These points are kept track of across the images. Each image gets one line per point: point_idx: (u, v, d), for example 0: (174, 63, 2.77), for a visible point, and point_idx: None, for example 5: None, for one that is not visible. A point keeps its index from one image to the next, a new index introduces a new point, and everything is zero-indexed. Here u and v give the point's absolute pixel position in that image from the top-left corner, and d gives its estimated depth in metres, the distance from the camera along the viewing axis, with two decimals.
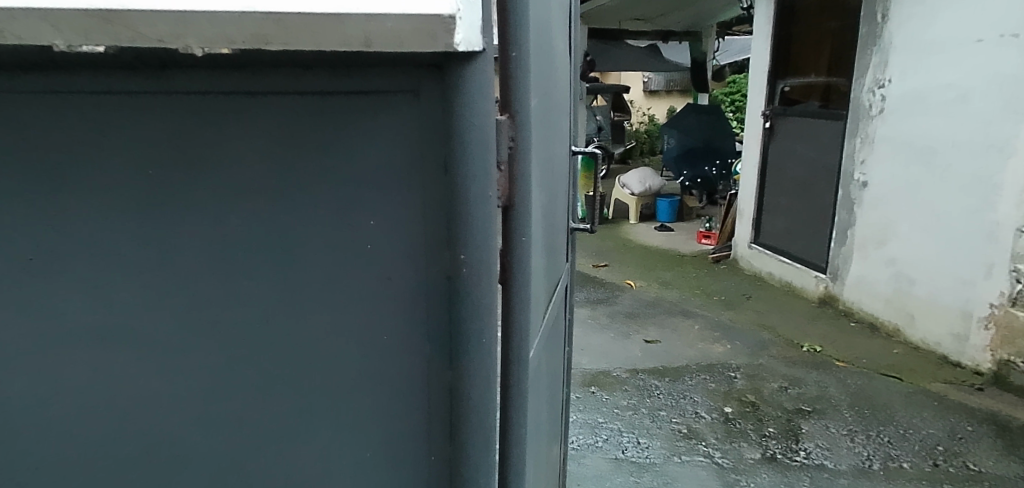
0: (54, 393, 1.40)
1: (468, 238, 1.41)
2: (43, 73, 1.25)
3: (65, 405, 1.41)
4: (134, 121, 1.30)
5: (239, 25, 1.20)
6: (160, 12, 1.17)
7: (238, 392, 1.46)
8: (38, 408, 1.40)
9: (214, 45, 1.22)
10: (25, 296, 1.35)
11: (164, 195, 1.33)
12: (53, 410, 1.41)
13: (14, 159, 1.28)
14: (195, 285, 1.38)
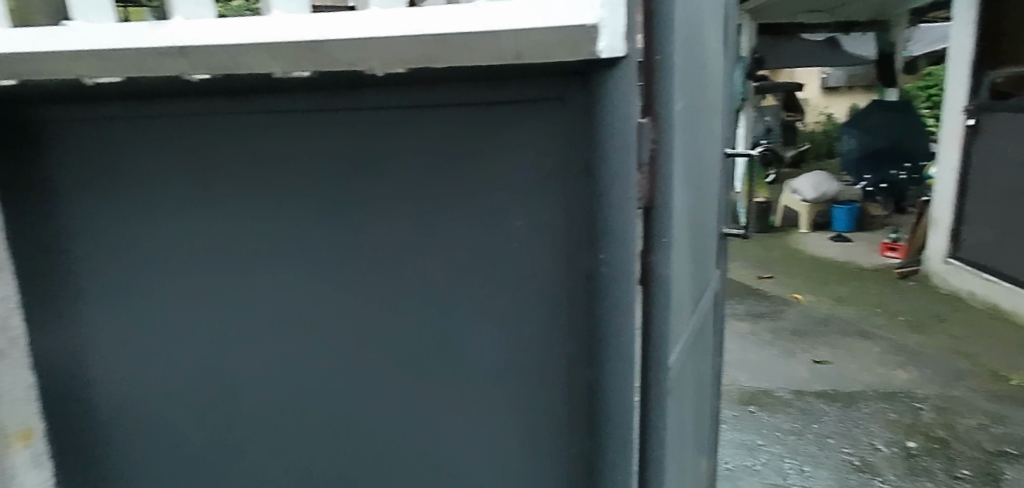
0: (203, 391, 1.50)
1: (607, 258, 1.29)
2: (190, 99, 1.32)
3: (205, 404, 1.51)
4: (273, 138, 1.34)
5: (411, 45, 1.16)
6: (351, 40, 1.17)
7: (385, 399, 1.47)
8: (184, 405, 1.51)
9: (393, 66, 1.19)
10: (178, 299, 1.44)
11: (321, 207, 1.37)
12: (197, 408, 1.51)
13: (168, 175, 1.38)
14: (348, 293, 1.41)
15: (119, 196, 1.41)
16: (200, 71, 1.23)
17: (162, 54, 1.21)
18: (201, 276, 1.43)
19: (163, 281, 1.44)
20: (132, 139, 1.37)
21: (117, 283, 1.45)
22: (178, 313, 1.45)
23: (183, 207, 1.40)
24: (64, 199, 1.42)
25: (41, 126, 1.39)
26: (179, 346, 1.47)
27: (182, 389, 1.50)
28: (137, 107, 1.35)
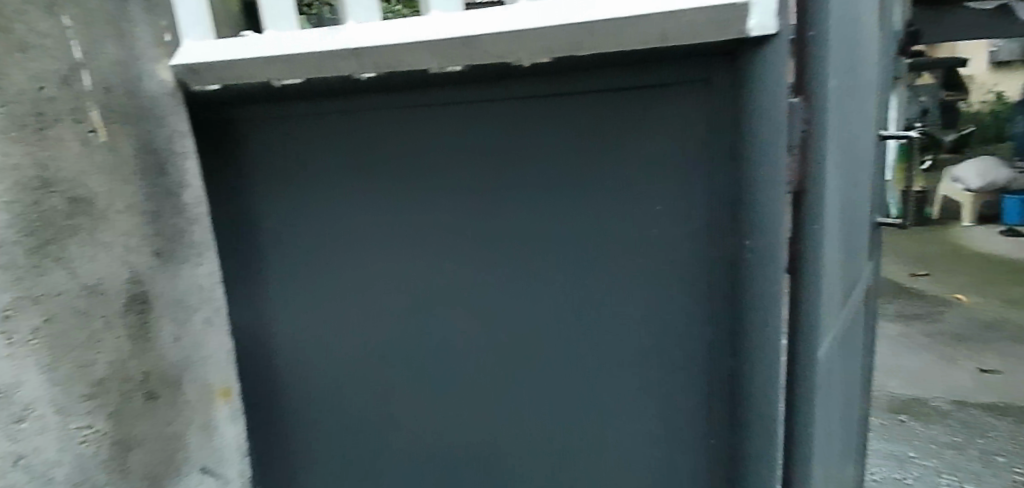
0: (352, 374, 1.57)
1: (755, 251, 1.23)
2: (339, 97, 1.39)
3: (352, 386, 1.58)
4: (417, 132, 1.38)
5: (558, 35, 1.18)
6: (503, 34, 1.20)
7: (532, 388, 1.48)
8: (332, 387, 1.59)
9: (539, 56, 1.23)
10: (330, 286, 1.53)
11: (473, 197, 1.39)
12: (346, 390, 1.59)
13: (319, 170, 1.45)
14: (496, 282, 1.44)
15: (285, 193, 1.49)
16: (368, 70, 1.29)
17: (336, 56, 1.27)
18: (358, 265, 1.50)
19: (325, 271, 1.52)
20: (297, 139, 1.44)
21: (275, 271, 1.55)
22: (339, 300, 1.53)
23: (342, 201, 1.46)
24: (237, 199, 1.52)
25: (217, 129, 1.48)
26: (337, 331, 1.55)
27: (341, 374, 1.58)
28: (300, 107, 1.42)
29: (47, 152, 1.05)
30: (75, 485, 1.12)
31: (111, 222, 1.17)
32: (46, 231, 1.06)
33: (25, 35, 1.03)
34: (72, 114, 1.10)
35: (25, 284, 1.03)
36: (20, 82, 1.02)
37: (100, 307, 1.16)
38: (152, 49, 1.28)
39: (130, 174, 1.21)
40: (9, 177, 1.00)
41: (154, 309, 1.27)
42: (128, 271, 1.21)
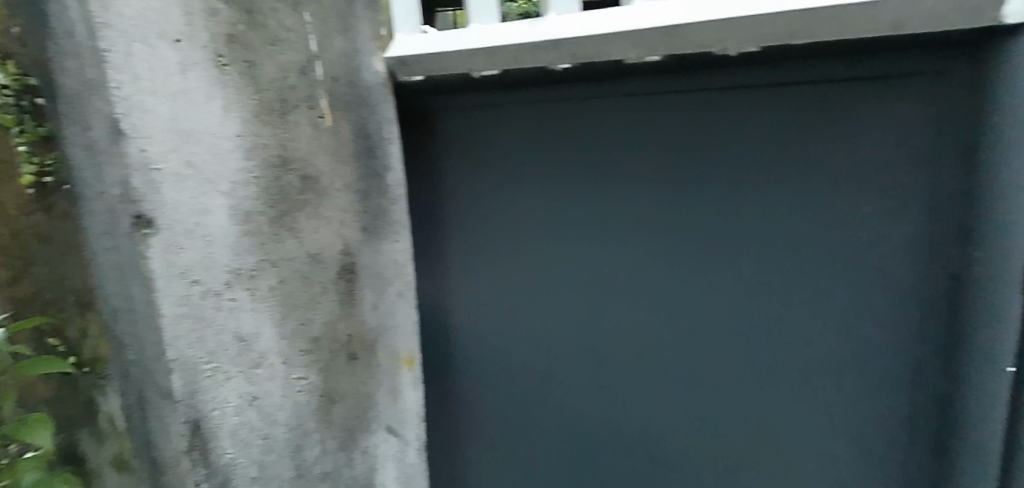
0: (520, 358, 1.62)
1: (989, 241, 1.21)
2: (534, 87, 1.45)
3: (519, 370, 1.63)
4: (612, 121, 1.42)
5: (778, 23, 1.18)
6: (711, 22, 1.19)
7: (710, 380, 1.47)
8: (500, 370, 1.65)
9: (746, 44, 1.23)
10: (506, 272, 1.58)
11: (662, 185, 1.42)
12: (513, 374, 1.64)
13: (507, 158, 1.52)
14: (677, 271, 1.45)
15: (474, 178, 1.56)
16: (565, 60, 1.33)
17: (538, 47, 1.31)
18: (539, 252, 1.54)
19: (507, 255, 1.57)
20: (488, 128, 1.52)
21: (453, 254, 1.62)
22: (517, 286, 1.58)
23: (529, 187, 1.52)
24: (429, 182, 1.60)
25: (411, 116, 1.56)
26: (515, 315, 1.60)
27: (513, 356, 1.62)
28: (494, 95, 1.48)
29: (288, 135, 1.19)
30: (292, 429, 1.27)
31: (333, 198, 1.31)
32: (283, 206, 1.20)
33: (276, 29, 1.16)
34: (308, 101, 1.22)
35: (267, 249, 1.18)
36: (271, 71, 1.15)
37: (321, 274, 1.30)
38: (371, 41, 1.36)
39: (348, 155, 1.33)
40: (260, 155, 1.14)
41: (360, 280, 1.40)
42: (342, 243, 1.34)
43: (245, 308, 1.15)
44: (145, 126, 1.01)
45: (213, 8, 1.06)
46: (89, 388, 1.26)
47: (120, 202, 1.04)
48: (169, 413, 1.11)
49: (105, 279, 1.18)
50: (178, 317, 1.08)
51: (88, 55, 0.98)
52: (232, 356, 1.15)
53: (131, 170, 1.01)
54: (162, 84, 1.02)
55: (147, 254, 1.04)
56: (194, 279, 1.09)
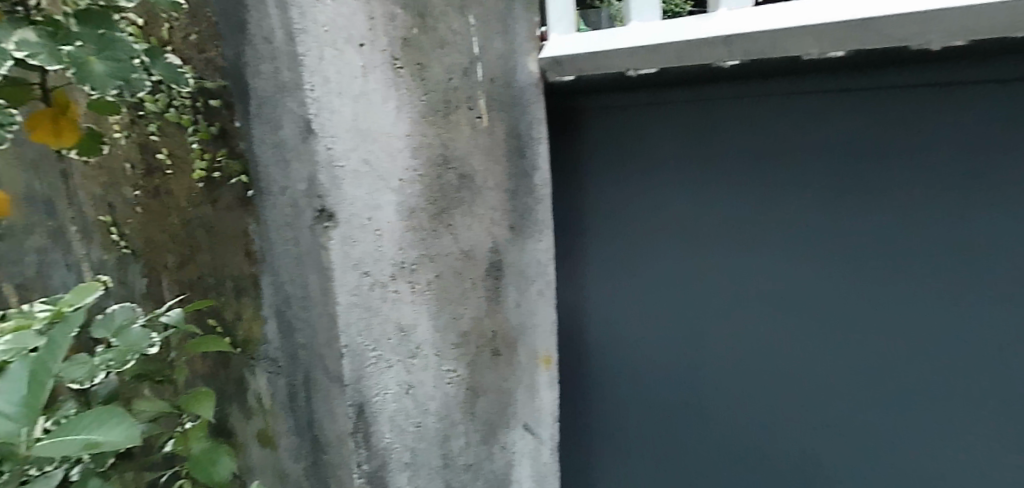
0: (662, 363, 1.58)
1: None
2: (693, 86, 1.40)
3: (660, 376, 1.59)
4: (775, 121, 1.37)
5: (992, 14, 1.09)
6: (914, 14, 1.12)
7: (873, 397, 1.39)
8: (639, 374, 1.62)
9: (952, 38, 1.14)
10: (651, 275, 1.55)
11: (835, 191, 1.34)
12: (653, 379, 1.60)
13: (659, 159, 1.49)
14: (850, 281, 1.36)
15: (625, 180, 1.54)
16: (736, 57, 1.28)
17: (706, 44, 1.28)
18: (695, 256, 1.49)
19: (660, 258, 1.53)
20: (639, 128, 1.49)
21: (596, 255, 1.61)
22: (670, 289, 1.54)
23: (686, 189, 1.47)
24: (575, 183, 1.60)
25: (564, 116, 1.57)
26: (663, 320, 1.56)
27: (661, 362, 1.58)
28: (649, 95, 1.46)
29: (449, 134, 1.24)
30: (442, 419, 1.32)
31: (486, 197, 1.34)
32: (442, 203, 1.25)
33: (446, 32, 1.21)
34: (468, 102, 1.27)
35: (427, 245, 1.23)
36: (439, 73, 1.21)
37: (471, 270, 1.34)
38: (527, 43, 1.39)
39: (501, 155, 1.36)
40: (425, 154, 1.20)
41: (505, 277, 1.42)
42: (492, 241, 1.37)
43: (406, 300, 1.21)
44: (332, 125, 1.06)
45: (392, 13, 1.12)
46: (240, 366, 1.46)
47: (304, 196, 1.11)
48: (338, 395, 1.16)
49: (281, 267, 1.28)
50: (350, 305, 1.12)
51: (286, 57, 1.05)
52: (393, 345, 1.20)
53: (319, 166, 1.07)
54: (348, 84, 1.08)
55: (328, 244, 1.09)
56: (365, 270, 1.14)
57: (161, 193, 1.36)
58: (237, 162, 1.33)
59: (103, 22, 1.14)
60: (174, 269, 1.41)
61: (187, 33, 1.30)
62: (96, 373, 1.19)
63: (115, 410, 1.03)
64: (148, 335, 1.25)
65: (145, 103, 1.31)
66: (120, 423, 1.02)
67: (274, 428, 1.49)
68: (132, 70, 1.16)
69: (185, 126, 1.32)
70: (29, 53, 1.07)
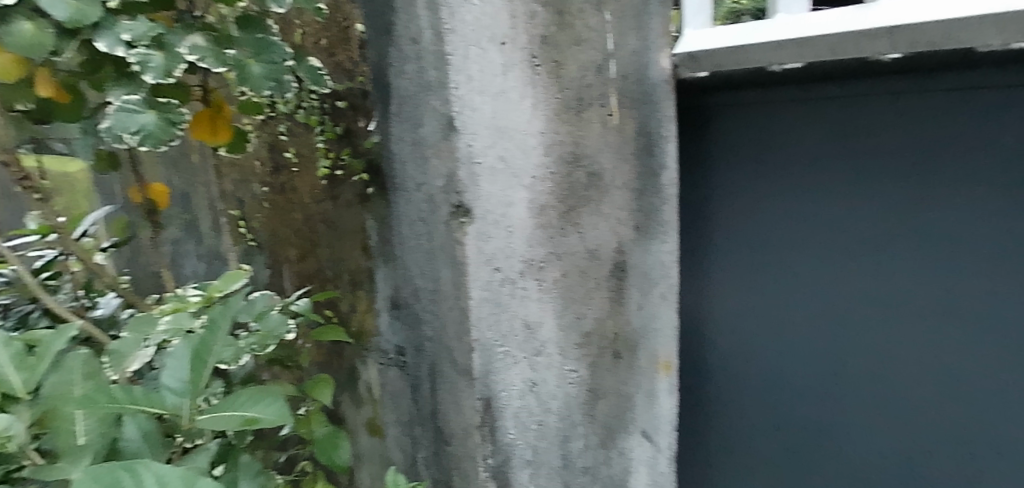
0: (792, 374, 1.51)
1: None
2: (844, 80, 1.33)
3: (789, 387, 1.52)
4: (938, 118, 1.26)
5: None
6: None
7: None
8: (766, 385, 1.55)
9: None
10: (784, 281, 1.47)
11: (1010, 193, 1.22)
12: (781, 390, 1.53)
13: (799, 158, 1.41)
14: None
15: (759, 181, 1.47)
16: (899, 50, 1.19)
17: (866, 36, 1.20)
18: (836, 263, 1.41)
19: (796, 264, 1.45)
20: (778, 125, 1.42)
21: (723, 259, 1.55)
22: (806, 297, 1.45)
23: (829, 191, 1.39)
24: (703, 184, 1.55)
25: (694, 115, 1.52)
26: (797, 329, 1.48)
27: (791, 373, 1.51)
28: (793, 90, 1.39)
29: (581, 132, 1.24)
30: (563, 419, 1.32)
31: (613, 196, 1.32)
32: (570, 201, 1.26)
33: (582, 29, 1.21)
34: (600, 99, 1.26)
35: (554, 243, 1.25)
36: (574, 70, 1.22)
37: (595, 270, 1.32)
38: (661, 38, 1.34)
39: (629, 152, 1.33)
40: (557, 152, 1.22)
41: (628, 279, 1.37)
42: (616, 240, 1.34)
43: (533, 297, 1.24)
44: (472, 122, 1.14)
45: (532, 11, 1.16)
46: (352, 357, 1.56)
47: (442, 191, 1.20)
48: (466, 389, 1.25)
49: (411, 261, 1.31)
50: (482, 300, 1.20)
51: (432, 57, 1.14)
52: (519, 342, 1.24)
53: (460, 162, 1.16)
54: (489, 82, 1.14)
55: (464, 239, 1.18)
56: (496, 266, 1.21)
57: (286, 190, 1.52)
58: (358, 162, 1.43)
59: (259, 28, 1.25)
60: (295, 262, 1.56)
61: (318, 39, 1.41)
62: (242, 354, 1.26)
63: (269, 392, 1.13)
64: (286, 322, 1.33)
65: (277, 105, 1.44)
66: (274, 401, 1.11)
67: (381, 419, 1.55)
68: (284, 73, 1.26)
69: (313, 127, 1.46)
70: (199, 56, 1.19)
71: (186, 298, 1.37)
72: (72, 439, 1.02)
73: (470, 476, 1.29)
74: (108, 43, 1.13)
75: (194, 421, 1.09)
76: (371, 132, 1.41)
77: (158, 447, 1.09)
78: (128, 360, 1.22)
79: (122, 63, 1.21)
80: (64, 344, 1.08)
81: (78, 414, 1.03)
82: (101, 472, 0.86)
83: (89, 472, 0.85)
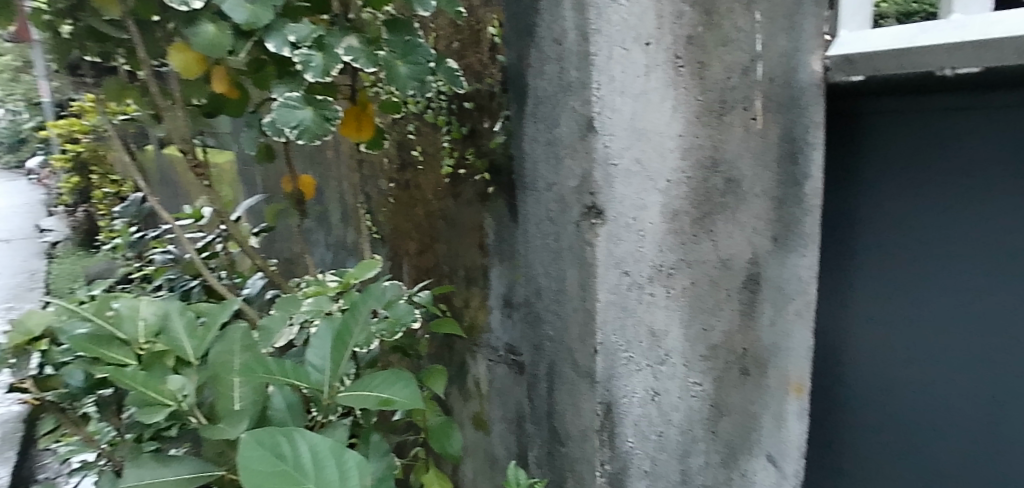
0: (942, 409, 1.37)
1: None
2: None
3: (939, 424, 1.38)
4: None
5: None
6: None
7: None
8: (913, 420, 1.42)
9: None
10: (938, 306, 1.35)
11: None
12: (926, 426, 1.40)
13: (967, 173, 1.29)
14: None
15: (923, 188, 1.34)
16: None
17: None
18: (1000, 287, 1.28)
19: (954, 288, 1.33)
20: (942, 137, 1.30)
21: (866, 279, 1.44)
22: (980, 313, 1.30)
23: (999, 210, 1.26)
24: (852, 199, 1.44)
25: (844, 121, 1.42)
26: (951, 358, 1.35)
27: (942, 407, 1.37)
28: (963, 98, 1.27)
29: (722, 135, 1.22)
30: (684, 432, 1.27)
31: (750, 204, 1.27)
32: (705, 207, 1.23)
33: (730, 29, 1.19)
34: (743, 102, 1.23)
35: (686, 249, 1.23)
36: (718, 72, 1.20)
37: (727, 280, 1.27)
38: (813, 40, 1.26)
39: (770, 159, 1.27)
40: (695, 156, 1.20)
41: (761, 293, 1.30)
42: (752, 251, 1.28)
43: (660, 303, 1.22)
44: (612, 123, 1.13)
45: (680, 11, 1.14)
46: (463, 351, 1.58)
47: (575, 192, 1.19)
48: (588, 392, 1.24)
49: (536, 260, 1.31)
50: (609, 303, 1.19)
51: (575, 57, 1.14)
52: (644, 349, 1.22)
53: (596, 163, 1.15)
54: (631, 83, 1.13)
55: (596, 240, 1.17)
56: (625, 269, 1.19)
57: (409, 186, 1.61)
58: (481, 161, 1.42)
59: (405, 31, 1.32)
60: (414, 255, 1.66)
61: (450, 42, 1.47)
62: (373, 339, 1.32)
63: (400, 376, 1.25)
64: (412, 310, 1.37)
65: (409, 105, 1.52)
66: (405, 384, 1.23)
67: (487, 414, 1.55)
68: (428, 74, 1.30)
69: (440, 127, 1.49)
70: (353, 56, 1.27)
71: (325, 283, 1.45)
72: (231, 404, 1.18)
73: (586, 481, 1.27)
74: (276, 44, 1.25)
75: (335, 398, 1.23)
76: (496, 132, 1.38)
77: (300, 417, 1.24)
78: (275, 336, 1.32)
79: (285, 65, 1.37)
80: (225, 319, 1.35)
81: (236, 382, 1.20)
82: (264, 435, 1.01)
83: (254, 435, 1.00)
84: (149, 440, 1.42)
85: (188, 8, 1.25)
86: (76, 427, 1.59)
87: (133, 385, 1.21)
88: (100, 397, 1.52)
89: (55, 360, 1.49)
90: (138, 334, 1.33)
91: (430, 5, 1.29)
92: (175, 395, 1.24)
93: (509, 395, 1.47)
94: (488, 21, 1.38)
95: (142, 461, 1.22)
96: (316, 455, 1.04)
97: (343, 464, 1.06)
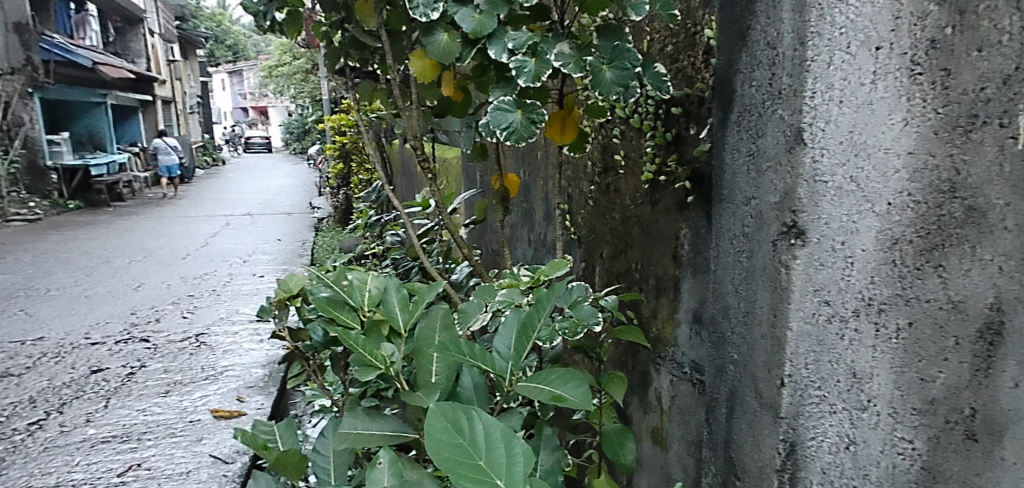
0: None
1: None
2: None
3: None
4: None
5: None
6: None
7: None
8: None
9: None
10: None
11: None
12: None
13: None
14: None
15: None
16: None
17: None
18: None
19: None
20: None
21: None
22: None
23: None
24: None
25: None
26: None
27: None
28: None
29: (965, 155, 0.99)
30: None
31: (996, 239, 0.98)
32: (936, 236, 1.02)
33: (991, 31, 0.96)
34: (1003, 116, 0.96)
35: (907, 284, 1.05)
36: (969, 81, 0.98)
37: (957, 326, 1.02)
38: None
39: None
40: (928, 178, 1.02)
41: (1004, 350, 0.99)
42: (994, 297, 0.99)
43: (865, 343, 1.07)
44: (825, 136, 1.03)
45: (923, 10, 0.99)
46: (648, 362, 1.58)
47: (775, 208, 1.11)
48: (771, 427, 1.14)
49: (726, 276, 1.24)
50: (802, 333, 1.09)
51: (789, 63, 1.05)
52: (842, 390, 1.09)
53: (802, 179, 1.05)
54: (854, 92, 1.02)
55: (792, 263, 1.08)
56: (825, 299, 1.07)
57: (609, 190, 1.66)
58: (682, 169, 1.38)
59: (619, 36, 1.31)
60: (605, 259, 1.70)
61: (663, 46, 1.48)
62: (555, 336, 1.34)
63: (575, 375, 1.24)
64: (597, 314, 1.35)
65: (617, 110, 1.55)
66: (577, 383, 1.22)
67: (666, 430, 1.52)
68: (634, 78, 1.28)
69: (646, 131, 1.49)
70: (563, 62, 1.29)
71: (519, 277, 1.52)
72: (428, 376, 1.32)
73: None
74: (497, 50, 1.35)
75: (514, 385, 1.27)
76: (701, 138, 1.34)
77: (484, 399, 1.32)
78: (471, 319, 1.42)
79: (505, 71, 1.44)
80: (431, 299, 1.48)
81: (434, 357, 1.33)
82: (448, 406, 1.06)
83: (440, 405, 1.05)
84: (367, 398, 1.62)
85: (427, 19, 1.36)
86: (317, 375, 1.84)
87: (355, 347, 1.36)
88: (334, 353, 1.75)
89: (305, 316, 1.73)
90: (363, 302, 1.50)
91: (644, 10, 1.29)
92: (386, 359, 1.35)
93: (692, 415, 1.41)
94: (705, 24, 1.34)
95: (357, 413, 1.38)
96: (489, 437, 1.04)
97: (512, 450, 1.04)
